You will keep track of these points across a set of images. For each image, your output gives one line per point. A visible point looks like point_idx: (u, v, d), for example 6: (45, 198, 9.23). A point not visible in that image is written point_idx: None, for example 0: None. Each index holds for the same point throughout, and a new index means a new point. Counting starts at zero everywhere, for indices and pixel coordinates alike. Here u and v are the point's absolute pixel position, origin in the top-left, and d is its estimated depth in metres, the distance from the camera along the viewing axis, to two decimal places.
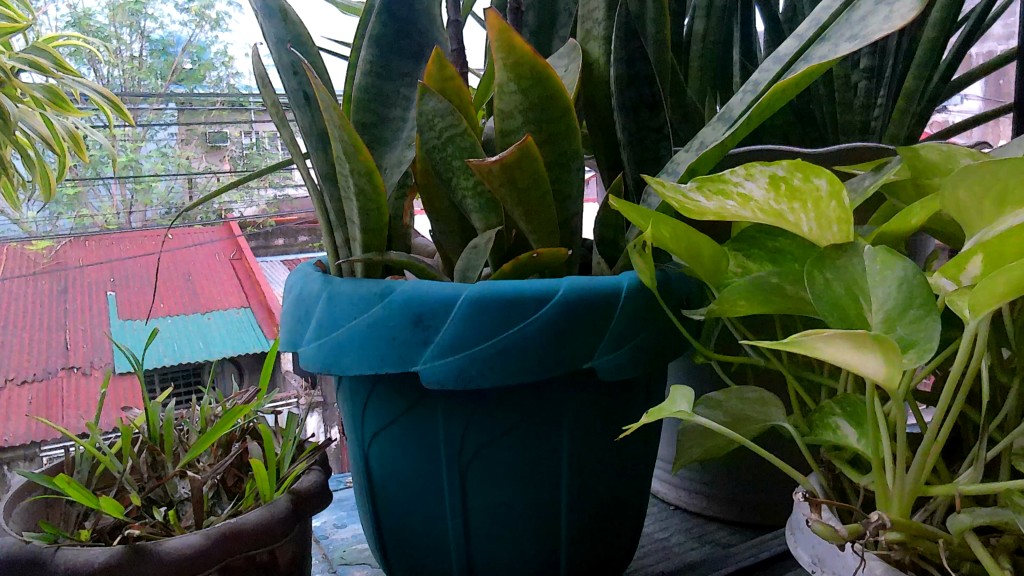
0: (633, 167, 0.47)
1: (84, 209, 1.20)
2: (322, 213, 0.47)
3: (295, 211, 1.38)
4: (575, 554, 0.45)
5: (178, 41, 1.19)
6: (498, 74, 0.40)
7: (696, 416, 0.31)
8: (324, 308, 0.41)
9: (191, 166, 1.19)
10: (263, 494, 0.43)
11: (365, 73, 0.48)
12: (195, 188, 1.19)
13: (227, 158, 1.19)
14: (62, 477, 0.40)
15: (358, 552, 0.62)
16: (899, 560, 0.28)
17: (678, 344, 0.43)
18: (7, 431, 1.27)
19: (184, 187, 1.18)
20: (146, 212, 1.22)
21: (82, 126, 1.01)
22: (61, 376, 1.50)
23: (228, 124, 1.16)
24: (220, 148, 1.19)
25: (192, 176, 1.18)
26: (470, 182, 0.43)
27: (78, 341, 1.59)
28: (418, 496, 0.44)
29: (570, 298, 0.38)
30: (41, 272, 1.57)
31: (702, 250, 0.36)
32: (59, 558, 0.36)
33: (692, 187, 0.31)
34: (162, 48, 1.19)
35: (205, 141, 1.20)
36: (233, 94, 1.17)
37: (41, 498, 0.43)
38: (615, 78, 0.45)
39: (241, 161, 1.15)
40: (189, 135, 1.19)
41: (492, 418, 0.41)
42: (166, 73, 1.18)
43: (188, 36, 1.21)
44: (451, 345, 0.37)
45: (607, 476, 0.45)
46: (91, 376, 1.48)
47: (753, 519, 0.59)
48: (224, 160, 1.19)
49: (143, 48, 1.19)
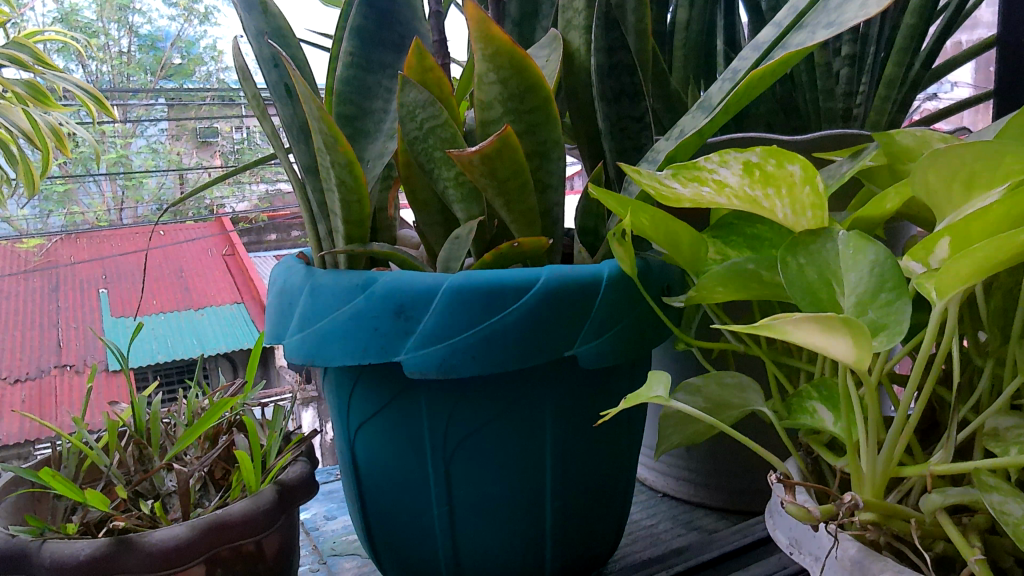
0: (614, 155, 0.47)
1: (74, 206, 1.23)
2: (305, 206, 0.47)
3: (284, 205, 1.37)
4: (561, 542, 0.46)
5: (167, 36, 1.22)
6: (477, 64, 0.40)
7: (673, 401, 0.31)
8: (307, 300, 0.42)
9: (183, 164, 1.21)
10: (250, 486, 0.43)
11: (347, 64, 0.48)
12: (185, 182, 1.18)
13: (219, 154, 1.20)
14: (46, 470, 0.40)
15: (347, 543, 0.62)
16: (873, 540, 0.29)
17: (659, 331, 0.43)
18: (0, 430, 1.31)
19: (176, 183, 1.18)
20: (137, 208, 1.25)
21: (66, 122, 1.01)
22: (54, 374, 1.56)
23: (218, 119, 1.14)
24: (210, 144, 1.21)
25: (183, 172, 1.18)
26: (452, 173, 0.43)
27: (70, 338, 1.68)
28: (403, 484, 0.44)
29: (549, 288, 0.38)
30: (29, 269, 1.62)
31: (681, 237, 0.36)
32: (44, 551, 0.37)
33: (669, 174, 0.32)
34: (151, 43, 1.21)
35: (196, 137, 1.22)
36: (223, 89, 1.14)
37: (29, 492, 0.44)
38: (595, 67, 0.45)
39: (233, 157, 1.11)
40: (179, 131, 1.21)
41: (475, 407, 0.41)
42: (156, 68, 1.19)
43: (176, 31, 1.22)
44: (432, 336, 0.37)
45: (591, 463, 0.45)
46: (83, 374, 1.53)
47: (740, 505, 0.60)
48: (215, 155, 1.21)
49: (132, 44, 1.20)
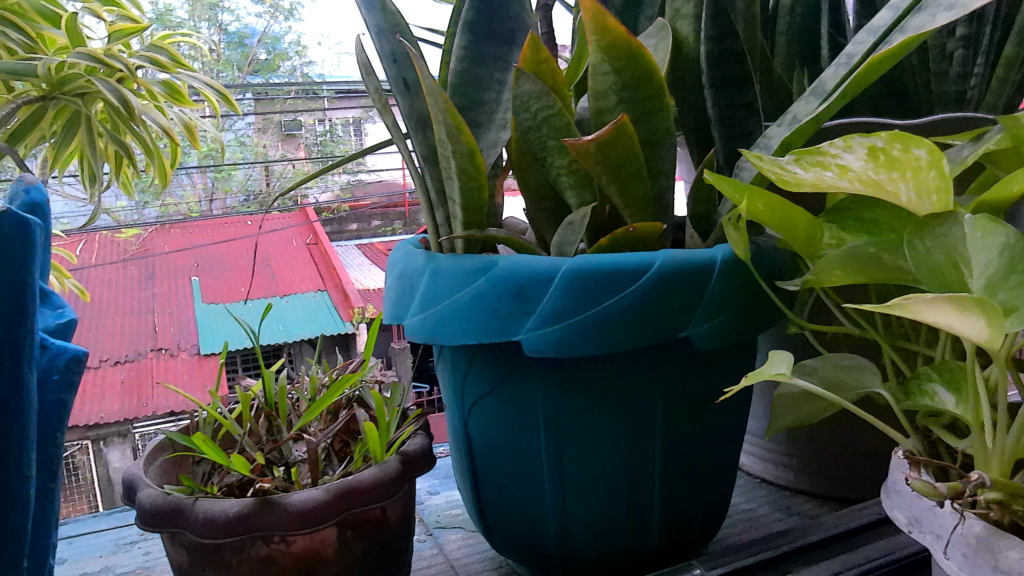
0: (722, 142, 0.48)
1: (169, 198, 1.29)
2: (423, 193, 0.50)
3: (369, 195, 1.41)
4: (667, 517, 0.47)
5: (253, 33, 1.19)
6: (592, 55, 0.42)
7: (794, 379, 0.32)
8: (428, 282, 0.44)
9: (268, 154, 1.22)
10: (375, 456, 0.46)
11: (461, 58, 0.50)
12: (271, 175, 1.20)
13: (303, 146, 1.20)
14: (196, 435, 0.44)
15: (452, 517, 0.65)
16: (998, 520, 0.29)
17: (771, 314, 0.44)
18: (104, 409, 1.49)
19: (262, 175, 1.21)
20: (227, 200, 1.25)
21: (196, 117, 1.07)
22: (152, 356, 1.71)
23: (302, 112, 1.17)
24: (294, 136, 1.22)
25: (269, 164, 1.20)
26: (565, 161, 0.45)
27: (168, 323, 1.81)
28: (516, 458, 0.47)
29: (665, 271, 0.39)
30: (131, 257, 1.73)
31: (796, 221, 0.37)
32: (198, 508, 0.41)
33: (791, 159, 0.33)
34: (238, 39, 1.19)
35: (281, 130, 1.22)
36: (305, 81, 1.13)
37: (176, 456, 0.48)
38: (704, 55, 0.46)
39: (316, 148, 1.18)
40: (266, 124, 1.21)
41: (589, 386, 0.43)
42: (243, 64, 1.18)
43: (263, 27, 1.18)
44: (551, 316, 0.39)
45: (699, 442, 0.46)
46: (177, 357, 1.68)
47: (843, 493, 0.59)
48: (298, 148, 1.21)
49: (220, 40, 1.20)
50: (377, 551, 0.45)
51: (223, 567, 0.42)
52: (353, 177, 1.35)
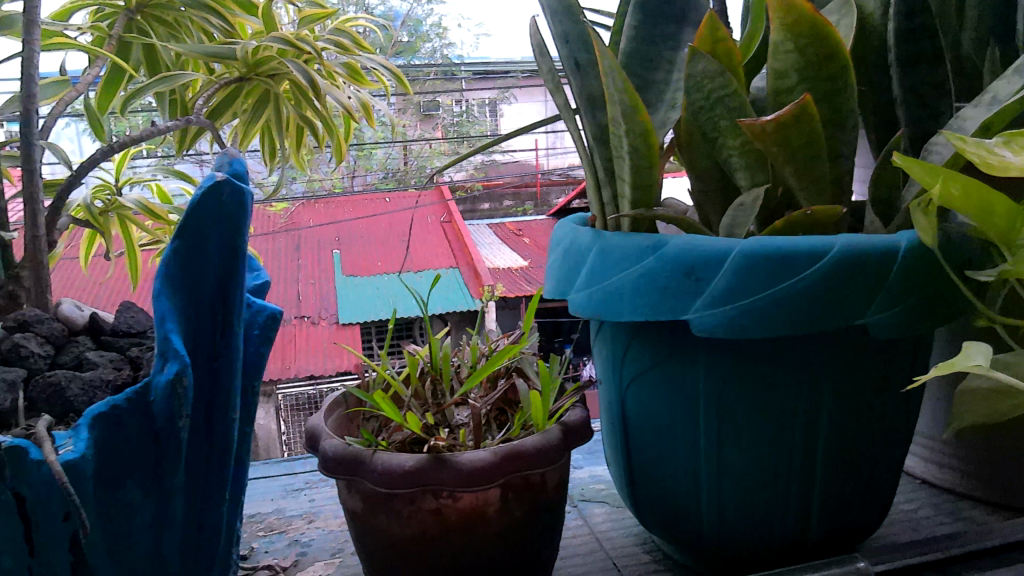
0: (907, 124, 0.46)
1: (314, 174, 1.32)
2: (591, 172, 0.51)
3: (504, 175, 1.43)
4: (825, 507, 0.47)
5: (398, 15, 1.20)
6: (774, 34, 0.41)
7: (993, 371, 0.30)
8: (596, 259, 0.46)
9: (406, 133, 1.28)
10: (537, 423, 0.48)
11: (631, 38, 0.51)
12: (411, 154, 1.28)
13: (439, 126, 1.31)
14: (377, 393, 0.48)
15: (596, 491, 0.69)
16: None
17: (958, 305, 0.42)
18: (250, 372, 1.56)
19: (402, 153, 1.28)
20: (368, 176, 1.35)
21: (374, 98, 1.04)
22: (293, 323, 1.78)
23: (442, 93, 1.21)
24: (432, 116, 1.30)
25: (408, 144, 1.25)
26: (738, 141, 0.45)
27: (308, 293, 1.88)
28: (673, 436, 0.48)
29: (845, 256, 0.38)
30: (281, 228, 1.86)
31: (996, 208, 0.35)
32: (377, 459, 0.44)
33: (1000, 143, 0.32)
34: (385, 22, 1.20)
35: (422, 111, 1.29)
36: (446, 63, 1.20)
37: (350, 410, 0.52)
38: (893, 32, 0.44)
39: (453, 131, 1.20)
40: (407, 105, 1.27)
41: (753, 367, 0.43)
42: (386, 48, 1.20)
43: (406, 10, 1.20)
44: (722, 297, 0.39)
45: (863, 432, 0.45)
46: (319, 326, 1.75)
47: (1020, 503, 0.55)
48: (434, 127, 1.33)
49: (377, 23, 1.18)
50: (534, 515, 0.48)
51: (395, 516, 0.46)
52: (488, 159, 1.37)
